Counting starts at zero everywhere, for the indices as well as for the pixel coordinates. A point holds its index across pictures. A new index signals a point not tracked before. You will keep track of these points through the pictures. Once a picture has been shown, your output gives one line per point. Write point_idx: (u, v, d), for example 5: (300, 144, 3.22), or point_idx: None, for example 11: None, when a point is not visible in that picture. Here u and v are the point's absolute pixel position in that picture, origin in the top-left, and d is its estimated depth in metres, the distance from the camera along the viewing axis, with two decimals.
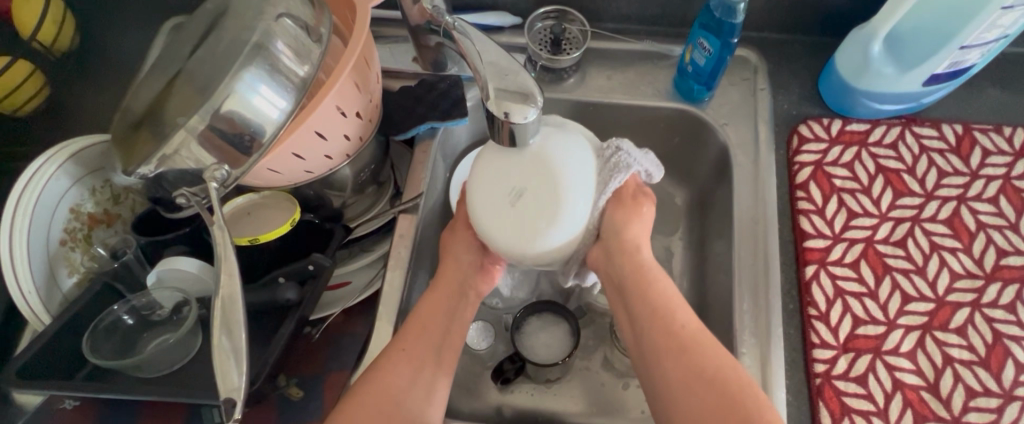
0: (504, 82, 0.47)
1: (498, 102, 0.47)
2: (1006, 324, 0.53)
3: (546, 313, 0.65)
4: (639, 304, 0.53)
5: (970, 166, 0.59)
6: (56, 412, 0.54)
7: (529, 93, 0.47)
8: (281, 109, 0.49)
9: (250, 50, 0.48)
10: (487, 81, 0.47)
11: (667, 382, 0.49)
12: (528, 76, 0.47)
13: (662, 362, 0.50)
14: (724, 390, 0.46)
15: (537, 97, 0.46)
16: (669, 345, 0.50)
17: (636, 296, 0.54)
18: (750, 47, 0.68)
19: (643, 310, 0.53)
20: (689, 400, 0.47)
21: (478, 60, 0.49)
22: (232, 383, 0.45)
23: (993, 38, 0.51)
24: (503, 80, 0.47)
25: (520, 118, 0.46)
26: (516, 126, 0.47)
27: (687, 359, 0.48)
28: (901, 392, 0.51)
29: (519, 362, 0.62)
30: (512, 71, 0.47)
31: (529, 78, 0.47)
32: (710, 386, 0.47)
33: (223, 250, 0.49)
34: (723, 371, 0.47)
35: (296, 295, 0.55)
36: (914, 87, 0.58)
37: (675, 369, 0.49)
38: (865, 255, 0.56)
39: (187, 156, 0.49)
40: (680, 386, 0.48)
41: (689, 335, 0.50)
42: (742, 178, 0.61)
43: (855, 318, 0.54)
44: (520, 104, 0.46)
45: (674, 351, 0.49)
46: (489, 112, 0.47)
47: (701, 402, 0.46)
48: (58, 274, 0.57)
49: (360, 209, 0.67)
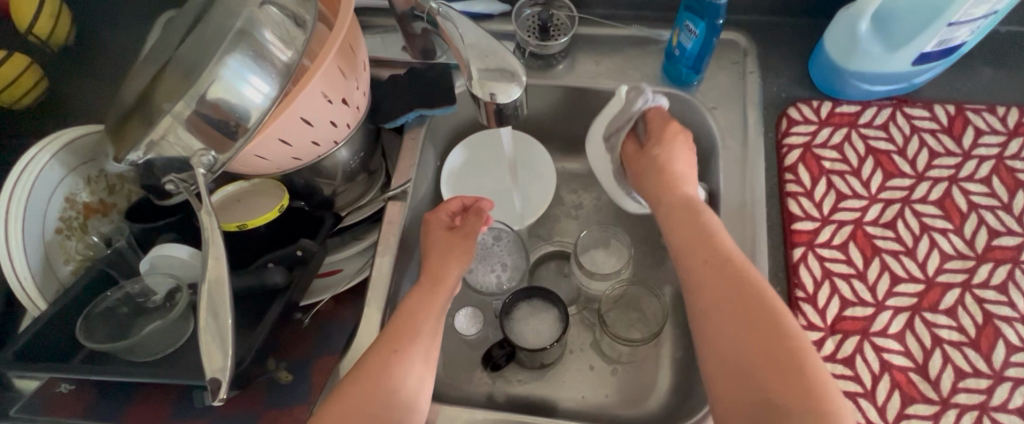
0: (487, 63, 0.47)
1: (481, 84, 0.47)
2: (997, 305, 0.52)
3: (535, 299, 0.64)
4: (690, 242, 0.50)
5: (962, 147, 0.58)
6: (52, 395, 0.55)
7: (513, 72, 0.46)
8: (265, 95, 0.49)
9: (233, 36, 0.48)
10: (469, 62, 0.47)
11: (709, 316, 0.45)
12: (511, 56, 0.47)
13: (708, 295, 0.46)
14: (769, 334, 0.42)
15: (521, 76, 0.46)
16: (714, 280, 0.46)
17: (687, 237, 0.50)
18: (739, 30, 0.67)
19: (693, 249, 0.49)
20: (731, 338, 0.43)
21: (460, 42, 0.49)
22: (217, 364, 0.46)
23: (982, 15, 0.51)
24: (484, 61, 0.47)
25: (504, 97, 0.46)
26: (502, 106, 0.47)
27: (734, 298, 0.45)
28: (889, 373, 0.51)
29: (508, 349, 0.62)
30: (493, 52, 0.47)
31: (512, 57, 0.47)
32: (755, 328, 0.43)
33: (211, 234, 0.49)
34: (773, 314, 0.44)
35: (284, 278, 0.56)
36: (904, 66, 0.57)
37: (719, 304, 0.45)
38: (853, 237, 0.56)
39: (174, 142, 0.50)
40: (722, 323, 0.44)
41: (745, 274, 0.46)
42: (730, 161, 0.61)
43: (843, 300, 0.54)
44: (503, 83, 0.46)
45: (724, 289, 0.45)
46: (473, 94, 0.47)
47: (743, 342, 0.43)
48: (54, 261, 0.58)
49: (352, 198, 0.67)
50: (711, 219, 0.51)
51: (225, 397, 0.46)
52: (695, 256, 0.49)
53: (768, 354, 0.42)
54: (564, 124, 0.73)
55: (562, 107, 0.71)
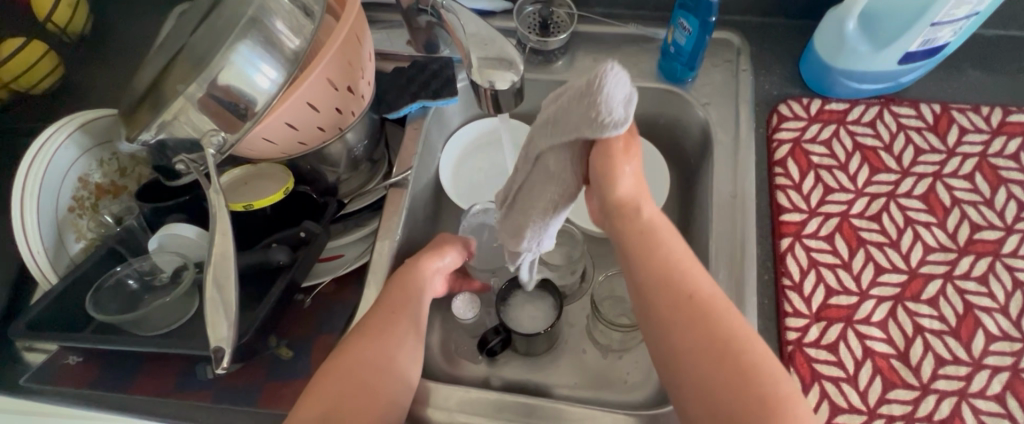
0: (486, 52, 0.49)
1: (481, 72, 0.49)
2: (978, 296, 0.54)
3: (535, 288, 0.66)
4: (643, 259, 0.46)
5: (947, 144, 0.60)
6: (60, 366, 0.57)
7: (510, 59, 0.49)
8: (273, 80, 0.51)
9: (245, 23, 0.50)
10: (469, 52, 0.50)
11: (670, 341, 0.43)
12: (509, 45, 0.49)
13: (665, 320, 0.43)
14: (731, 355, 0.41)
15: (518, 63, 0.48)
16: (672, 307, 0.43)
17: (639, 260, 0.46)
18: (734, 30, 0.69)
19: (646, 273, 0.45)
20: (695, 364, 0.42)
21: (461, 32, 0.51)
22: (221, 333, 0.48)
23: (964, 16, 0.53)
24: (484, 50, 0.49)
25: (503, 84, 0.48)
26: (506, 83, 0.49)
27: (690, 319, 0.43)
28: (871, 360, 0.52)
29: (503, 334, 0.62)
30: (492, 42, 0.50)
31: (510, 46, 0.50)
32: (714, 352, 0.41)
33: (218, 211, 0.51)
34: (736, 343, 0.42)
35: (288, 257, 0.57)
36: (890, 65, 0.59)
37: (677, 327, 0.43)
38: (840, 228, 0.58)
39: (185, 123, 0.52)
40: (686, 349, 0.42)
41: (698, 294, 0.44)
42: (722, 154, 0.63)
43: (828, 289, 0.55)
44: (502, 71, 0.48)
45: (693, 321, 0.43)
46: (473, 82, 0.50)
47: (710, 370, 0.41)
48: (66, 238, 0.60)
49: (354, 185, 0.69)
50: (665, 236, 0.47)
51: (228, 366, 0.48)
52: (653, 281, 0.45)
53: (734, 377, 0.40)
54: None
55: None
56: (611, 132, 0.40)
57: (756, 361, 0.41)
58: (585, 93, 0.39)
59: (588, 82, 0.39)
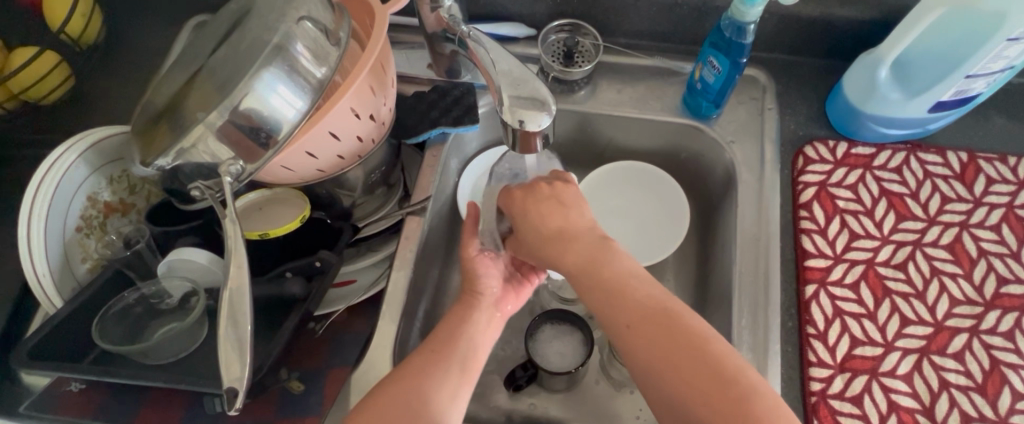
0: (518, 91, 0.48)
1: (511, 110, 0.47)
2: (1004, 351, 0.53)
3: (561, 323, 0.66)
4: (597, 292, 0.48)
5: (974, 194, 0.60)
6: (62, 394, 0.55)
7: (544, 102, 0.47)
8: (297, 109, 0.50)
9: (270, 50, 0.49)
10: (501, 89, 0.48)
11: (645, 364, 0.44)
12: (542, 84, 0.48)
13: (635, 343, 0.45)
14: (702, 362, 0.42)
15: (550, 104, 0.46)
16: (639, 325, 0.45)
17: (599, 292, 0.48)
18: (759, 67, 0.69)
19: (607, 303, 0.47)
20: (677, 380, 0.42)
21: (492, 68, 0.50)
22: (235, 373, 0.46)
23: (999, 69, 0.52)
24: (517, 89, 0.48)
25: (534, 125, 0.46)
26: (532, 134, 0.47)
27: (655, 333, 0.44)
28: (896, 414, 0.51)
29: (531, 371, 0.63)
30: (525, 81, 0.48)
31: (542, 86, 0.48)
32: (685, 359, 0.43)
33: (234, 243, 0.50)
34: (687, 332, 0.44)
35: (303, 289, 0.56)
36: (920, 113, 0.58)
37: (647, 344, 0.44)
38: (865, 276, 0.57)
39: (204, 150, 0.50)
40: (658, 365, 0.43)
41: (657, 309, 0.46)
42: (746, 196, 0.62)
43: (853, 339, 0.54)
44: (533, 111, 0.46)
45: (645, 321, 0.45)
46: (504, 121, 0.48)
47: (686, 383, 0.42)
48: (72, 260, 0.58)
49: (369, 209, 0.67)
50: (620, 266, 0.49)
51: (241, 407, 0.46)
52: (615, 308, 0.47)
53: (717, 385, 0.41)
54: (581, 148, 0.75)
55: (581, 131, 0.72)
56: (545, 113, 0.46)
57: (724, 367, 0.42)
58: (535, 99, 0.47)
59: (539, 91, 0.47)
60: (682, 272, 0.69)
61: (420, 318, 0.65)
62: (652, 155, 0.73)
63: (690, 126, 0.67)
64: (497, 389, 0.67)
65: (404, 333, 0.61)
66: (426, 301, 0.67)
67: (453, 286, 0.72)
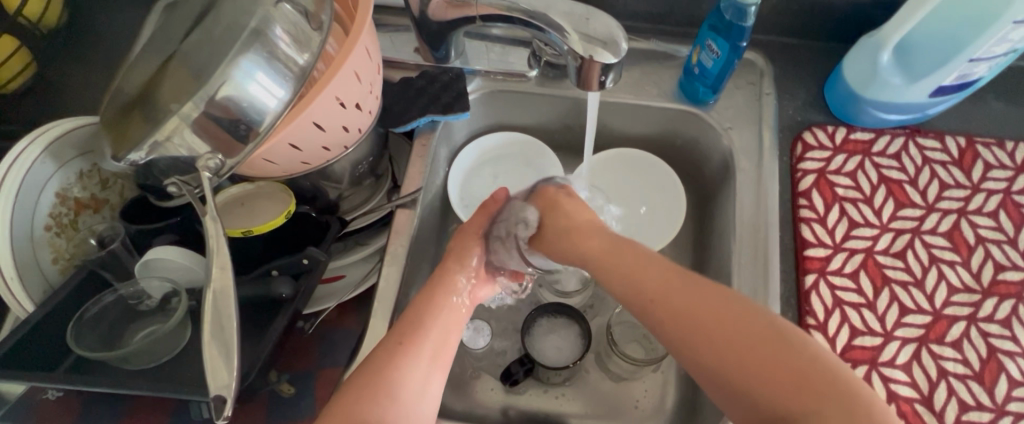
0: (586, 27, 0.48)
1: (581, 44, 0.48)
2: (1001, 339, 0.53)
3: (559, 316, 0.65)
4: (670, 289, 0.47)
5: (972, 180, 0.59)
6: (39, 403, 0.53)
7: (615, 42, 0.47)
8: (278, 99, 0.47)
9: (247, 36, 0.45)
10: (566, 27, 0.48)
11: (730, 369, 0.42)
12: (609, 19, 0.48)
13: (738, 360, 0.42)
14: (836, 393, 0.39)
15: (621, 48, 0.48)
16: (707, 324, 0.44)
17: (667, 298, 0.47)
18: (758, 51, 0.67)
19: (699, 322, 0.44)
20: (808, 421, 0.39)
21: (568, 24, 0.48)
22: (222, 380, 0.44)
23: (1002, 52, 0.51)
24: (585, 25, 0.48)
25: (602, 61, 0.48)
26: (594, 67, 0.48)
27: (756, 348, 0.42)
28: (896, 404, 0.51)
29: (528, 365, 0.61)
30: (591, 15, 0.49)
31: (611, 22, 0.48)
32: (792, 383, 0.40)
33: (216, 243, 0.47)
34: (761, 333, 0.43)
35: (291, 290, 0.54)
36: (921, 98, 0.57)
37: (740, 357, 0.42)
38: (864, 265, 0.56)
39: (180, 144, 0.47)
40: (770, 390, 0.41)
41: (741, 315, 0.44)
42: (744, 184, 0.61)
43: (853, 328, 0.54)
44: (601, 49, 0.47)
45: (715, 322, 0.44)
46: (571, 50, 0.49)
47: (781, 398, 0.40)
48: (42, 261, 0.55)
49: (356, 202, 0.65)
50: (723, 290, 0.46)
51: (230, 414, 0.44)
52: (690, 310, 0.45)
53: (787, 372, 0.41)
54: (574, 135, 0.73)
55: (574, 117, 0.71)
56: (596, 86, 0.51)
57: (868, 400, 0.39)
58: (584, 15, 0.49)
59: (587, 13, 0.49)
60: (678, 262, 0.69)
61: None
62: (644, 142, 0.72)
63: (687, 111, 0.65)
64: (492, 383, 0.66)
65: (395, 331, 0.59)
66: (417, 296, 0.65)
67: None
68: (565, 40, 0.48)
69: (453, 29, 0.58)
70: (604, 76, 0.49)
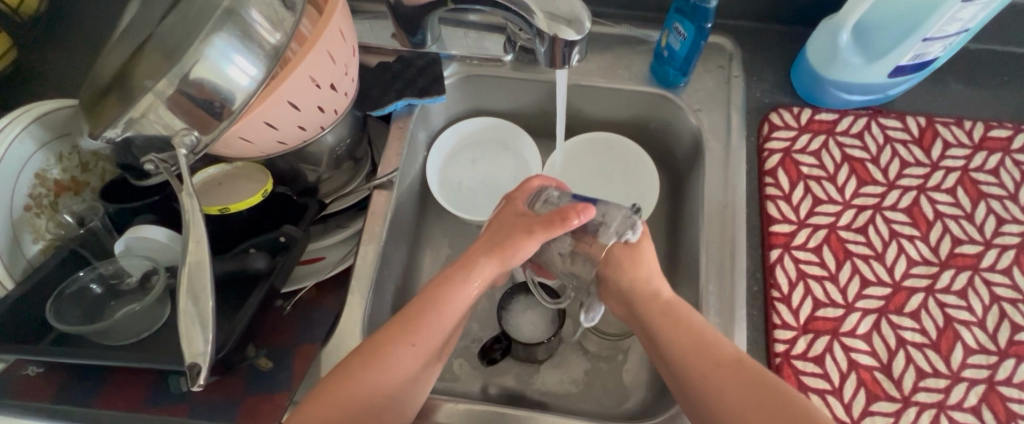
0: (551, 6, 0.49)
1: (546, 22, 0.49)
2: (957, 309, 0.55)
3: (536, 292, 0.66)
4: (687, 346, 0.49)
5: (931, 157, 0.61)
6: (17, 378, 0.53)
7: (579, 20, 0.49)
8: (252, 77, 0.48)
9: (220, 15, 0.46)
10: (531, 5, 0.50)
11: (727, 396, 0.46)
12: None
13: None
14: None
15: (584, 26, 0.49)
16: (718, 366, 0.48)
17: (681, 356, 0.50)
18: (727, 36, 0.69)
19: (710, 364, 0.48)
20: None
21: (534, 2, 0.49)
22: (196, 349, 0.45)
23: (954, 32, 0.53)
24: (550, 3, 0.49)
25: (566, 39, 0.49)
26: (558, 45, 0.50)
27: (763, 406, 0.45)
28: (856, 372, 0.53)
29: (505, 343, 0.64)
30: None
31: (576, 1, 0.50)
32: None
33: (192, 218, 0.48)
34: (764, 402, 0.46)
35: (267, 264, 0.55)
36: (879, 78, 0.59)
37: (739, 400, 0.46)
38: (827, 240, 0.58)
39: (155, 121, 0.48)
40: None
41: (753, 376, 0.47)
42: (713, 163, 0.62)
43: (816, 300, 0.56)
44: (565, 27, 0.49)
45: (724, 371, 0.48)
46: (536, 28, 0.50)
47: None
48: (22, 240, 0.56)
49: (337, 185, 0.66)
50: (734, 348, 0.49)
51: (204, 382, 0.45)
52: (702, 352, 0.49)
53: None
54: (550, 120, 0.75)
55: (550, 101, 0.72)
56: (561, 65, 0.52)
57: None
58: None
59: None
60: (652, 242, 0.70)
61: (391, 293, 0.65)
62: (620, 126, 0.73)
63: (658, 94, 0.67)
64: (471, 362, 0.67)
65: (373, 308, 0.60)
66: (396, 276, 0.66)
67: (425, 262, 0.72)
68: (529, 18, 0.50)
69: (426, 13, 0.60)
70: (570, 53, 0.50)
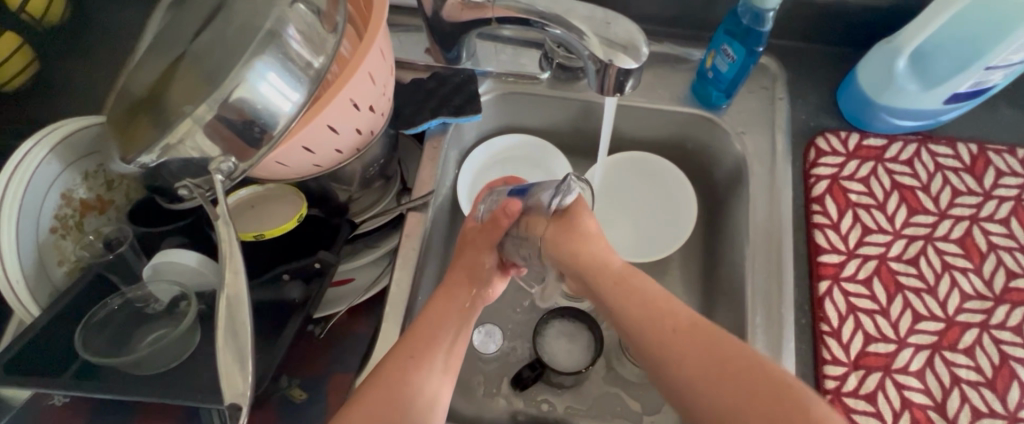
0: (607, 31, 0.48)
1: (601, 47, 0.47)
2: (1013, 346, 0.53)
3: (568, 321, 0.65)
4: (666, 332, 0.45)
5: (983, 186, 0.59)
6: (45, 408, 0.52)
7: (635, 46, 0.47)
8: (293, 102, 0.46)
9: (262, 38, 0.44)
10: (586, 30, 0.48)
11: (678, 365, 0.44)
12: (632, 23, 0.48)
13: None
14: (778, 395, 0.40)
15: (643, 53, 0.47)
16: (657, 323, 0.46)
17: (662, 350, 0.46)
18: (771, 55, 0.67)
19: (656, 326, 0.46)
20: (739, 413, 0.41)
21: (589, 26, 0.47)
22: (237, 388, 0.43)
23: (1018, 61, 0.51)
24: (606, 29, 0.48)
25: (623, 65, 0.47)
26: (614, 71, 0.48)
27: (773, 415, 0.40)
28: (909, 411, 0.51)
29: (539, 370, 0.61)
30: (612, 20, 0.48)
31: (632, 26, 0.48)
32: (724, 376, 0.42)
33: (229, 248, 0.46)
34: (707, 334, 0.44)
35: (302, 293, 0.54)
36: (935, 105, 0.57)
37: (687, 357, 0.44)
38: (878, 272, 0.56)
39: (192, 147, 0.46)
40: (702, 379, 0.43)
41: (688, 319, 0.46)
42: (758, 189, 0.60)
43: (867, 335, 0.54)
44: (622, 52, 0.47)
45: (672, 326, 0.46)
46: (590, 53, 0.48)
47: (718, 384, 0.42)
48: (48, 263, 0.54)
49: (366, 204, 0.64)
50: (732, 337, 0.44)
51: (245, 423, 0.43)
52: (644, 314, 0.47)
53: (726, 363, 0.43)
54: (584, 137, 0.73)
55: (585, 119, 0.70)
56: (612, 92, 0.50)
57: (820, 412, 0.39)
58: (605, 19, 0.48)
59: (608, 17, 0.48)
60: (689, 266, 0.69)
61: None
62: (657, 145, 0.71)
63: (700, 115, 0.65)
64: (502, 388, 0.65)
65: None
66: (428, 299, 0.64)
67: None
68: (584, 43, 0.48)
69: (465, 31, 0.58)
70: (623, 79, 0.49)
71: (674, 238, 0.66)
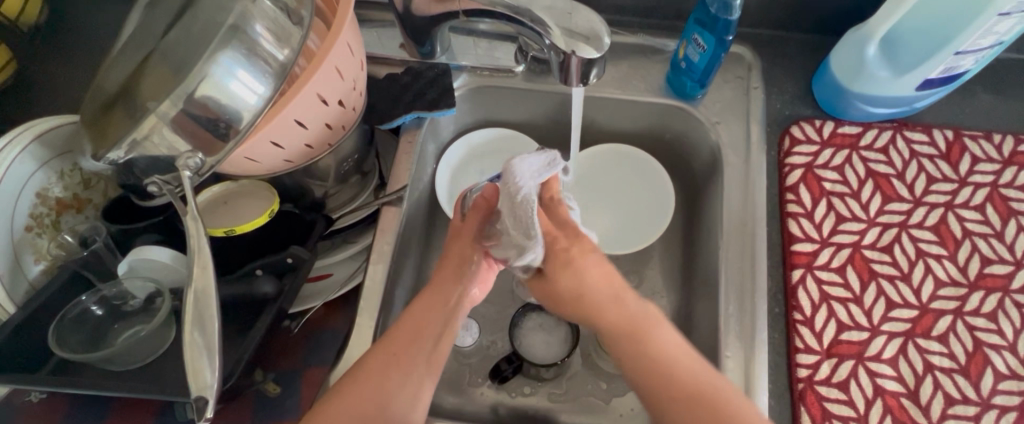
0: (569, 23, 0.48)
1: (563, 39, 0.48)
2: (987, 332, 0.53)
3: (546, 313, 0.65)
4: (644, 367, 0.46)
5: (959, 173, 0.59)
6: (22, 404, 0.53)
7: (597, 36, 0.47)
8: (259, 95, 0.46)
9: (225, 33, 0.44)
10: (548, 22, 0.48)
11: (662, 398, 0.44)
12: (596, 15, 0.48)
13: None
14: None
15: (605, 44, 0.47)
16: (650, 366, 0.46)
17: (668, 386, 0.44)
18: (746, 45, 0.67)
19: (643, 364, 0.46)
20: None
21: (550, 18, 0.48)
22: (203, 381, 0.43)
23: (988, 45, 0.51)
24: (568, 20, 0.48)
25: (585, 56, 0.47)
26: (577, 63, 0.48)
27: None
28: (881, 398, 0.51)
29: (517, 363, 0.61)
30: (574, 11, 0.48)
31: (595, 18, 0.48)
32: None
33: (197, 243, 0.47)
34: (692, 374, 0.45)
35: (274, 288, 0.55)
36: (908, 91, 0.57)
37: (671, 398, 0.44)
38: (851, 260, 0.56)
39: (159, 142, 0.46)
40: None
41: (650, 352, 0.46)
42: (731, 178, 0.60)
43: (839, 323, 0.54)
44: (584, 43, 0.47)
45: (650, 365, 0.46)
46: (552, 45, 0.48)
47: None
48: (24, 260, 0.55)
49: (343, 199, 0.64)
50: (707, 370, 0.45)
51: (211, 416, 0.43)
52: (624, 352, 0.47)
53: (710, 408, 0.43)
54: (563, 130, 0.73)
55: (562, 112, 0.70)
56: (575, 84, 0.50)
57: None
58: (567, 11, 0.48)
59: (571, 9, 0.48)
60: (668, 258, 0.68)
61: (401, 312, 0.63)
62: (635, 137, 0.71)
63: (674, 106, 0.65)
64: (482, 381, 0.65)
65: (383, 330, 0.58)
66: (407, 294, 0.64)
67: None
68: (546, 34, 0.48)
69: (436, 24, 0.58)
70: (587, 71, 0.49)
71: (654, 228, 0.66)
